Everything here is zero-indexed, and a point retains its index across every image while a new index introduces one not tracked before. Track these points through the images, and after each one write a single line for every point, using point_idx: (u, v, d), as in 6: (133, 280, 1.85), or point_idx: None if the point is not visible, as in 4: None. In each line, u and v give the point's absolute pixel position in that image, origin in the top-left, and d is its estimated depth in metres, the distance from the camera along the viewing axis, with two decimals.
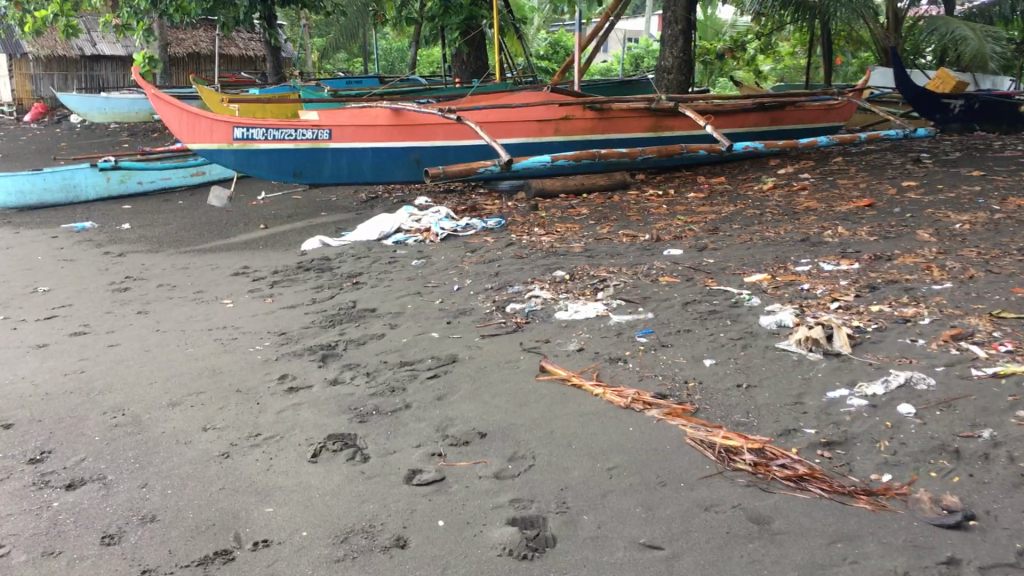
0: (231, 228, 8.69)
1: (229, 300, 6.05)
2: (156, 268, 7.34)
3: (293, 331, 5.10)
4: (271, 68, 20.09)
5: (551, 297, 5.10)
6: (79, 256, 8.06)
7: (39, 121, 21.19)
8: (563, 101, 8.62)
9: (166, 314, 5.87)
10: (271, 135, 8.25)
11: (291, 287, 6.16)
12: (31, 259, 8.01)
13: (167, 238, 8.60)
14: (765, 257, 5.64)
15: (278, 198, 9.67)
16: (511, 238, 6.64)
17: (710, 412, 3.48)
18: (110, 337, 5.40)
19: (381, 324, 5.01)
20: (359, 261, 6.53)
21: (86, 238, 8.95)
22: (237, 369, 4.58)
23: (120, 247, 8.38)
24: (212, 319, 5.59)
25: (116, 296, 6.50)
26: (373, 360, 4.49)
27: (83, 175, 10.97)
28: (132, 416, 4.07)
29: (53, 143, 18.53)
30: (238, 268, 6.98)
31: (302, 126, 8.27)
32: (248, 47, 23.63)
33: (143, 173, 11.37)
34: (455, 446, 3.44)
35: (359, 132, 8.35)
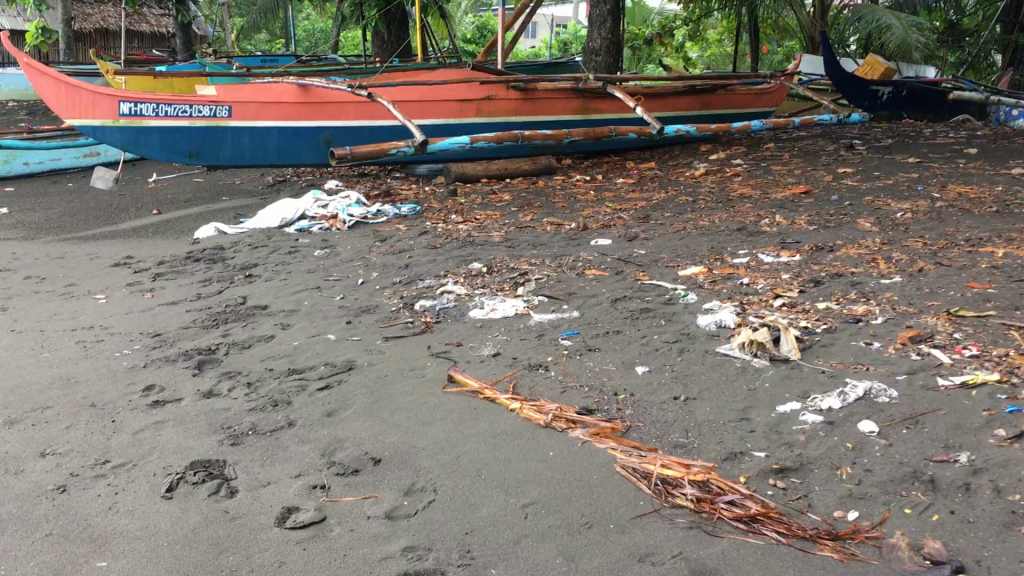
0: (120, 213, 7.93)
1: (102, 295, 5.36)
2: (27, 258, 6.57)
3: (171, 332, 4.46)
4: (181, 46, 19.08)
5: (464, 293, 4.54)
6: None
7: None
8: (485, 79, 8.04)
9: (27, 311, 5.15)
10: (162, 111, 7.50)
11: (175, 280, 5.49)
12: None
13: (48, 224, 7.79)
14: (700, 247, 5.17)
15: (175, 181, 8.92)
16: (425, 225, 6.07)
17: (644, 431, 2.97)
18: None
19: (271, 324, 4.40)
20: (255, 251, 5.88)
21: None
22: (95, 379, 3.93)
23: None
24: (80, 317, 4.91)
25: None
26: (257, 368, 3.87)
27: None
28: None
29: None
30: (121, 258, 6.27)
31: (198, 102, 7.53)
32: (159, 24, 22.50)
33: (29, 153, 10.47)
34: (342, 477, 2.86)
35: (262, 109, 7.65)
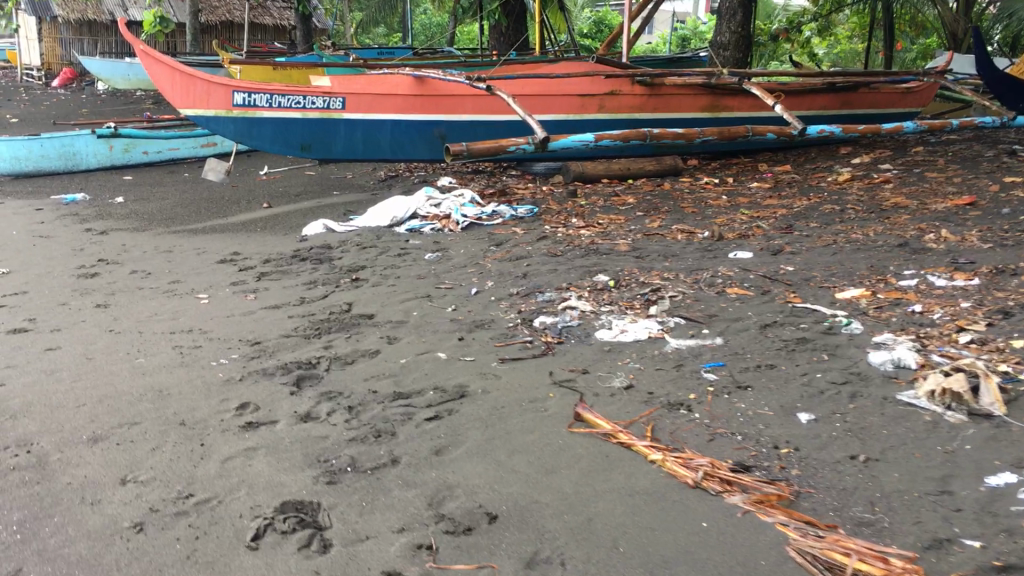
0: (230, 206, 7.74)
1: (205, 294, 5.09)
2: (137, 250, 6.40)
3: (271, 340, 4.11)
4: (301, 38, 19.16)
5: (590, 310, 4.06)
6: (57, 233, 7.16)
7: (65, 86, 20.57)
8: (610, 73, 7.53)
9: (128, 309, 4.90)
10: (275, 102, 7.26)
11: (280, 281, 5.18)
12: (3, 234, 7.12)
13: (160, 214, 7.66)
14: (857, 265, 4.55)
15: (285, 174, 8.70)
16: (544, 229, 5.62)
17: (818, 500, 2.43)
18: (53, 338, 4.44)
19: (377, 337, 4.01)
20: (364, 252, 5.53)
21: (72, 212, 8.04)
22: (188, 392, 3.60)
23: (105, 223, 7.45)
24: (180, 318, 4.62)
25: (80, 282, 5.54)
26: (359, 389, 3.48)
27: (82, 141, 10.09)
28: (37, 456, 3.10)
29: (73, 110, 17.78)
30: (228, 254, 6.02)
31: (311, 93, 7.25)
32: (281, 17, 22.75)
33: (148, 143, 10.48)
34: (454, 537, 2.42)
35: (377, 101, 7.32)
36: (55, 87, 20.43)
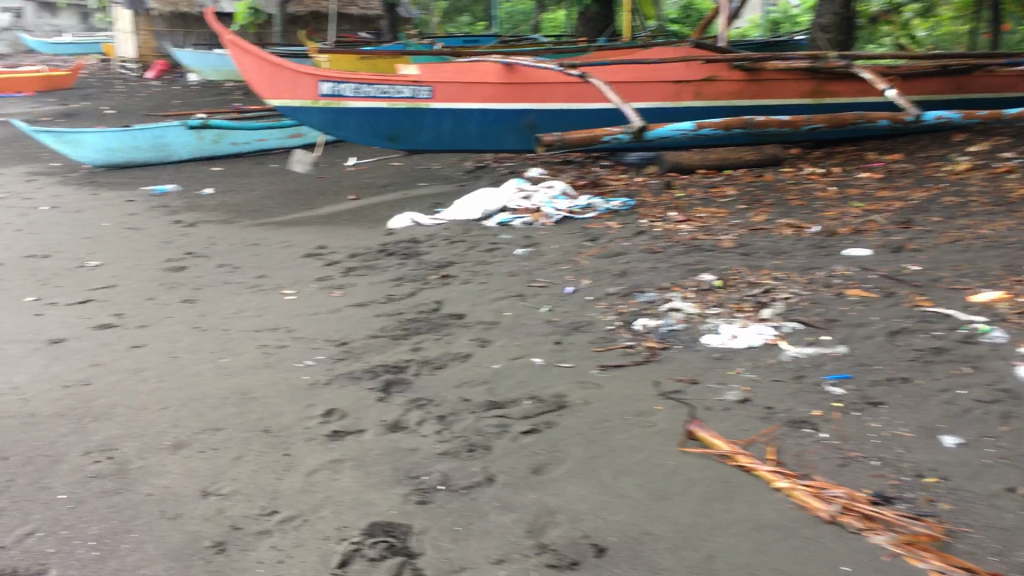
0: (317, 197, 7.64)
1: (292, 290, 4.95)
2: (225, 242, 6.34)
3: (358, 341, 3.94)
4: (388, 28, 19.14)
5: (696, 313, 3.77)
6: (148, 224, 7.17)
7: (159, 77, 21.02)
8: (708, 58, 7.17)
9: (215, 304, 4.80)
10: (363, 92, 7.11)
11: (367, 276, 5.01)
12: (95, 227, 7.16)
13: (247, 206, 7.61)
14: (991, 264, 4.14)
15: (372, 164, 8.57)
16: (640, 224, 5.34)
17: (976, 542, 2.12)
18: (140, 334, 4.35)
19: (468, 340, 3.80)
20: (452, 247, 5.33)
21: (163, 203, 8.07)
22: (274, 396, 3.45)
23: (194, 215, 7.44)
24: (265, 315, 4.49)
25: (168, 276, 5.47)
26: (450, 396, 3.27)
27: (174, 133, 10.17)
28: (119, 463, 2.98)
29: (167, 101, 18.13)
30: (314, 248, 5.89)
31: (398, 82, 7.09)
32: (368, 7, 22.81)
33: (238, 133, 10.51)
34: (558, 571, 2.18)
35: (465, 90, 7.12)
36: (151, 78, 20.94)
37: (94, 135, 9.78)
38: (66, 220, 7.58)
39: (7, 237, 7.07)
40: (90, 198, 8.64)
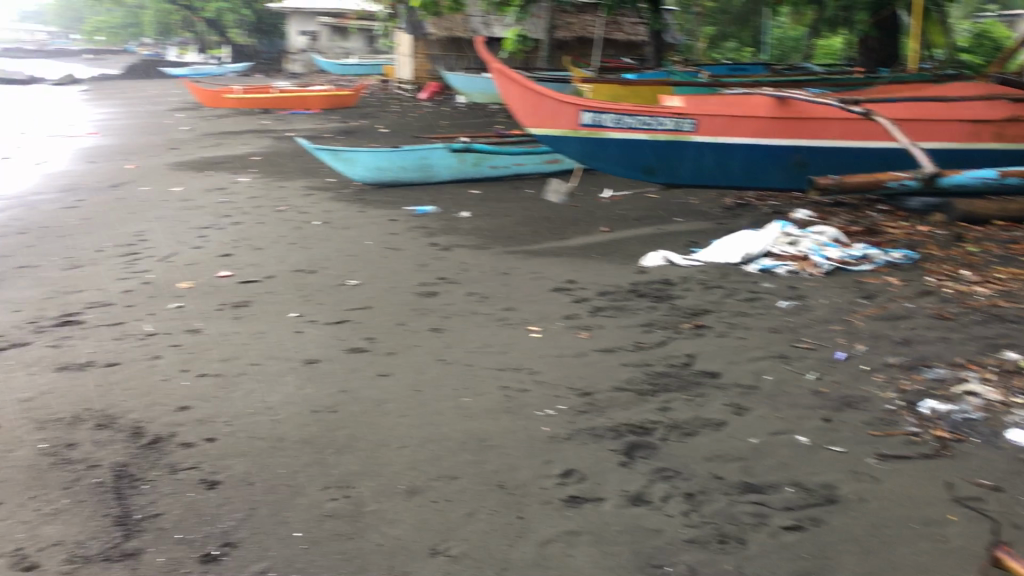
0: (569, 227, 7.53)
1: (538, 326, 4.81)
2: (476, 269, 6.36)
3: (602, 392, 3.71)
4: (652, 54, 18.97)
5: (998, 400, 3.23)
6: (407, 245, 7.37)
7: (431, 98, 22.24)
8: (1015, 96, 6.37)
9: (461, 335, 4.74)
10: (624, 123, 6.85)
11: (616, 318, 4.78)
12: (359, 245, 7.46)
13: (501, 232, 7.63)
14: None
15: (627, 196, 8.28)
16: (925, 283, 4.75)
17: None
18: (387, 361, 4.37)
19: (722, 405, 3.46)
20: (709, 292, 4.99)
21: (422, 224, 8.29)
22: (511, 445, 3.29)
23: (449, 238, 7.56)
24: (510, 353, 4.37)
25: (419, 300, 5.53)
26: (700, 471, 2.97)
27: (438, 155, 10.45)
28: (354, 504, 2.93)
29: (435, 123, 19.00)
30: (564, 281, 5.75)
31: (662, 113, 6.78)
32: (634, 33, 22.77)
33: (497, 158, 10.64)
34: None
35: (732, 124, 6.77)
36: (423, 99, 22.08)
37: (366, 155, 10.33)
38: (334, 236, 7.98)
39: (282, 249, 7.53)
40: (358, 215, 9.07)
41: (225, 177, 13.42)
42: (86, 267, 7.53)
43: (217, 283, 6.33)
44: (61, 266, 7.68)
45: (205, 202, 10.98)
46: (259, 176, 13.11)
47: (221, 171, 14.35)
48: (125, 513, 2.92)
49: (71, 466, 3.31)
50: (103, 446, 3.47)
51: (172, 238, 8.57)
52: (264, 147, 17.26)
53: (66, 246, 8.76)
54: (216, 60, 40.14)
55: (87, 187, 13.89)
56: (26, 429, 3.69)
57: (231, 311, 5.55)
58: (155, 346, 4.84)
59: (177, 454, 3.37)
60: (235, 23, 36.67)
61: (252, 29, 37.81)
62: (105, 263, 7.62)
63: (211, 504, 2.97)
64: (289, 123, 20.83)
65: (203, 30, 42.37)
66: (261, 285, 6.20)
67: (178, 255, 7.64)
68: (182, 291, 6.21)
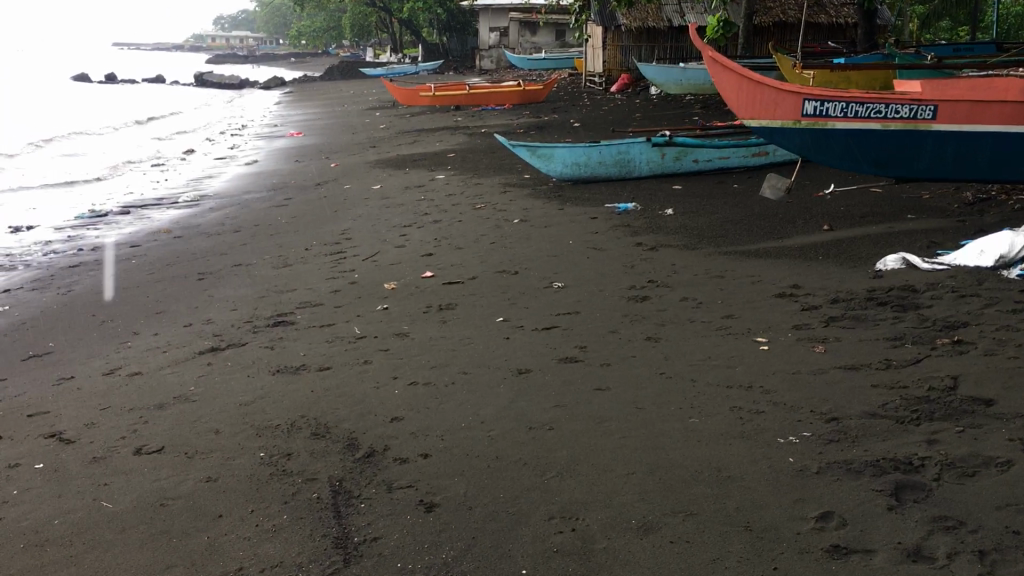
0: (785, 225, 7.00)
1: (765, 337, 4.39)
2: (688, 271, 5.98)
3: (852, 417, 3.27)
4: (861, 37, 17.79)
5: None
6: (611, 244, 7.08)
7: (621, 92, 21.71)
8: None
9: (680, 346, 4.39)
10: (852, 112, 6.30)
11: (855, 330, 4.28)
12: (561, 244, 7.24)
13: (710, 230, 7.20)
14: None
15: (849, 190, 7.65)
16: None
17: None
18: (603, 373, 4.09)
19: (1006, 441, 2.95)
20: (964, 302, 4.40)
21: (625, 222, 7.98)
22: (753, 477, 2.93)
23: (655, 237, 7.21)
24: (737, 367, 3.97)
25: (630, 305, 5.22)
26: (991, 522, 2.51)
27: (638, 149, 10.11)
28: (583, 538, 2.67)
29: (628, 116, 18.63)
30: (788, 285, 5.28)
31: (896, 101, 6.15)
32: (839, 14, 21.47)
33: (700, 151, 10.15)
34: None
35: (979, 110, 6.00)
36: (614, 92, 21.77)
37: (565, 151, 10.15)
38: (535, 234, 7.81)
39: (483, 249, 7.42)
40: (557, 212, 8.87)
41: (422, 175, 13.63)
42: (297, 265, 7.72)
43: (423, 285, 6.28)
44: (273, 264, 7.91)
45: (405, 200, 11.13)
46: (455, 173, 13.22)
47: (418, 168, 14.61)
48: (345, 535, 2.79)
49: (288, 478, 3.23)
50: (320, 458, 3.39)
51: (375, 237, 8.69)
52: (459, 143, 17.47)
53: (278, 244, 9.06)
54: (410, 58, 41.35)
55: (294, 185, 14.49)
56: (245, 436, 3.67)
57: (437, 314, 5.45)
58: (365, 350, 4.80)
59: (393, 470, 3.23)
60: (429, 22, 37.65)
61: (445, 27, 38.74)
62: (313, 262, 7.79)
63: (431, 529, 2.80)
64: (482, 119, 21.03)
65: (399, 29, 43.83)
66: (465, 287, 6.09)
67: (383, 254, 7.69)
68: (389, 292, 6.20)
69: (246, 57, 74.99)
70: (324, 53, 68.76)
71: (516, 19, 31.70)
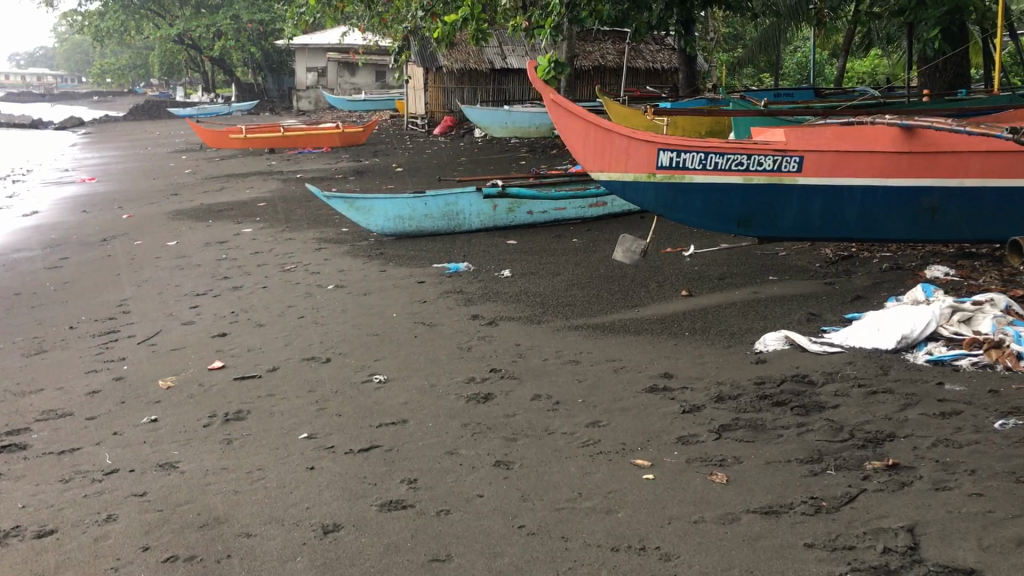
0: (638, 291, 6.17)
1: (645, 456, 3.42)
2: (537, 353, 5.01)
3: None
4: (682, 81, 17.73)
5: None
6: (442, 317, 6.03)
7: (445, 134, 21.13)
8: None
9: (538, 473, 3.36)
10: (711, 163, 5.46)
11: (756, 443, 3.38)
12: (383, 319, 6.12)
13: (556, 299, 6.28)
14: None
15: (704, 249, 6.94)
16: None
17: None
18: (438, 527, 2.99)
19: None
20: (876, 401, 3.60)
21: (457, 286, 6.97)
22: None
23: (492, 307, 6.22)
24: (619, 512, 2.96)
25: (469, 409, 4.17)
26: None
27: (467, 200, 9.21)
28: None
29: (453, 160, 17.85)
30: (658, 375, 4.38)
31: (759, 150, 5.39)
32: (656, 59, 21.55)
33: (535, 202, 9.31)
34: None
35: (846, 161, 5.38)
36: (437, 134, 21.08)
37: (386, 202, 9.12)
38: (353, 305, 6.67)
39: (288, 326, 6.20)
40: (379, 274, 7.75)
41: (227, 228, 12.16)
42: (53, 353, 6.22)
43: (207, 382, 5.00)
44: (23, 352, 6.36)
45: (205, 259, 9.69)
46: (265, 226, 11.86)
47: (224, 220, 13.10)
48: None
49: None
50: None
51: (160, 309, 7.28)
52: (272, 190, 16.03)
53: (36, 321, 7.47)
54: (223, 99, 39.32)
55: (77, 241, 12.64)
56: None
57: (220, 429, 4.19)
58: (110, 495, 3.50)
59: None
60: (242, 61, 35.81)
61: (260, 66, 36.98)
62: (74, 347, 6.32)
63: None
64: (298, 163, 19.68)
65: (212, 69, 41.64)
66: (261, 384, 4.86)
67: (164, 336, 6.31)
68: (162, 393, 4.89)
69: (42, 96, 69.65)
70: (132, 91, 64.91)
71: (334, 59, 30.48)
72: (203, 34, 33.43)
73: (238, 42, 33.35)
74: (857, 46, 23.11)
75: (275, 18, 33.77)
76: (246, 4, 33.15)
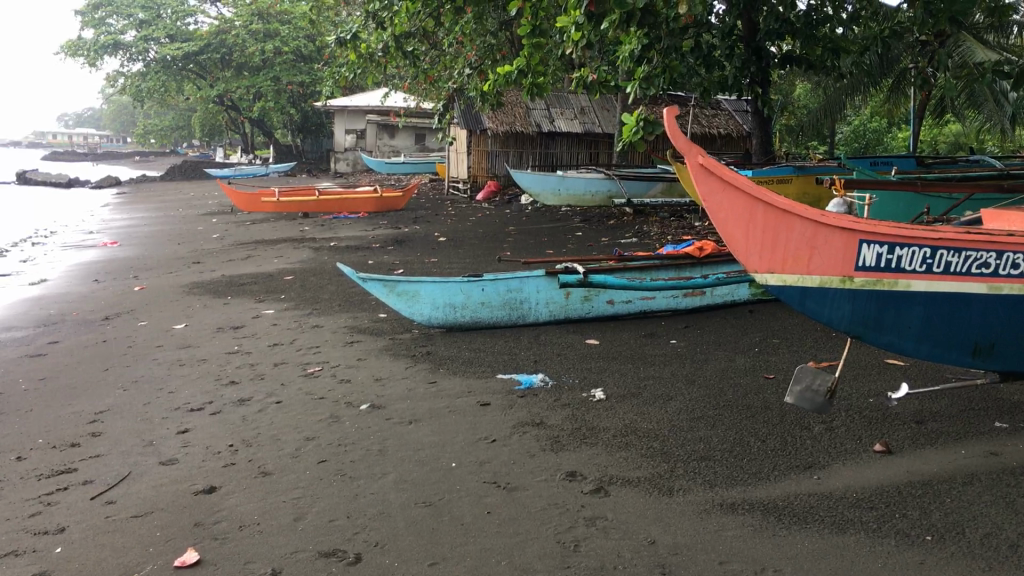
0: (803, 443, 4.29)
1: None
2: (690, 567, 3.15)
3: None
4: (755, 148, 15.90)
5: None
6: (521, 474, 4.18)
7: (488, 201, 19.64)
8: None
9: None
10: (939, 263, 3.59)
11: None
12: (437, 471, 4.31)
13: (683, 446, 4.41)
14: None
15: (876, 382, 5.05)
16: None
17: None
18: None
19: None
20: None
21: (534, 413, 5.14)
22: None
23: (592, 456, 4.37)
24: None
25: None
26: None
27: (533, 285, 7.40)
28: None
29: (500, 229, 16.20)
30: None
31: (1017, 247, 3.51)
32: (713, 124, 19.87)
33: (618, 291, 7.49)
34: None
35: None
36: (479, 202, 19.55)
37: (434, 288, 7.32)
38: (393, 440, 4.86)
39: (303, 477, 4.37)
40: (427, 387, 5.93)
41: (243, 308, 10.46)
42: None
43: None
44: None
45: (212, 353, 7.94)
46: (289, 306, 10.15)
47: (243, 296, 11.43)
48: None
49: None
50: None
51: (140, 434, 5.50)
52: (301, 260, 14.43)
53: None
54: (260, 161, 38.34)
55: (74, 319, 10.99)
56: None
57: None
58: None
59: None
60: (281, 122, 34.80)
61: (298, 128, 35.96)
62: (6, 498, 4.53)
63: None
64: (331, 229, 18.10)
65: (251, 131, 40.75)
66: None
67: (129, 486, 4.51)
68: None
69: (86, 155, 70.07)
70: (173, 153, 64.74)
71: (372, 122, 29.14)
72: (242, 95, 32.45)
73: (277, 104, 32.31)
74: (930, 114, 21.37)
75: (315, 80, 32.75)
76: (285, 66, 32.04)
